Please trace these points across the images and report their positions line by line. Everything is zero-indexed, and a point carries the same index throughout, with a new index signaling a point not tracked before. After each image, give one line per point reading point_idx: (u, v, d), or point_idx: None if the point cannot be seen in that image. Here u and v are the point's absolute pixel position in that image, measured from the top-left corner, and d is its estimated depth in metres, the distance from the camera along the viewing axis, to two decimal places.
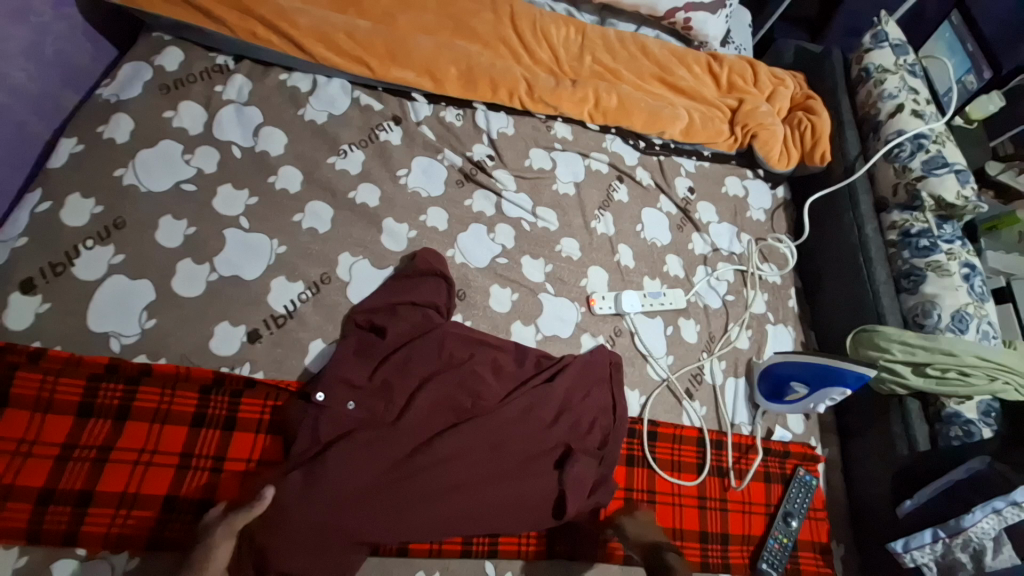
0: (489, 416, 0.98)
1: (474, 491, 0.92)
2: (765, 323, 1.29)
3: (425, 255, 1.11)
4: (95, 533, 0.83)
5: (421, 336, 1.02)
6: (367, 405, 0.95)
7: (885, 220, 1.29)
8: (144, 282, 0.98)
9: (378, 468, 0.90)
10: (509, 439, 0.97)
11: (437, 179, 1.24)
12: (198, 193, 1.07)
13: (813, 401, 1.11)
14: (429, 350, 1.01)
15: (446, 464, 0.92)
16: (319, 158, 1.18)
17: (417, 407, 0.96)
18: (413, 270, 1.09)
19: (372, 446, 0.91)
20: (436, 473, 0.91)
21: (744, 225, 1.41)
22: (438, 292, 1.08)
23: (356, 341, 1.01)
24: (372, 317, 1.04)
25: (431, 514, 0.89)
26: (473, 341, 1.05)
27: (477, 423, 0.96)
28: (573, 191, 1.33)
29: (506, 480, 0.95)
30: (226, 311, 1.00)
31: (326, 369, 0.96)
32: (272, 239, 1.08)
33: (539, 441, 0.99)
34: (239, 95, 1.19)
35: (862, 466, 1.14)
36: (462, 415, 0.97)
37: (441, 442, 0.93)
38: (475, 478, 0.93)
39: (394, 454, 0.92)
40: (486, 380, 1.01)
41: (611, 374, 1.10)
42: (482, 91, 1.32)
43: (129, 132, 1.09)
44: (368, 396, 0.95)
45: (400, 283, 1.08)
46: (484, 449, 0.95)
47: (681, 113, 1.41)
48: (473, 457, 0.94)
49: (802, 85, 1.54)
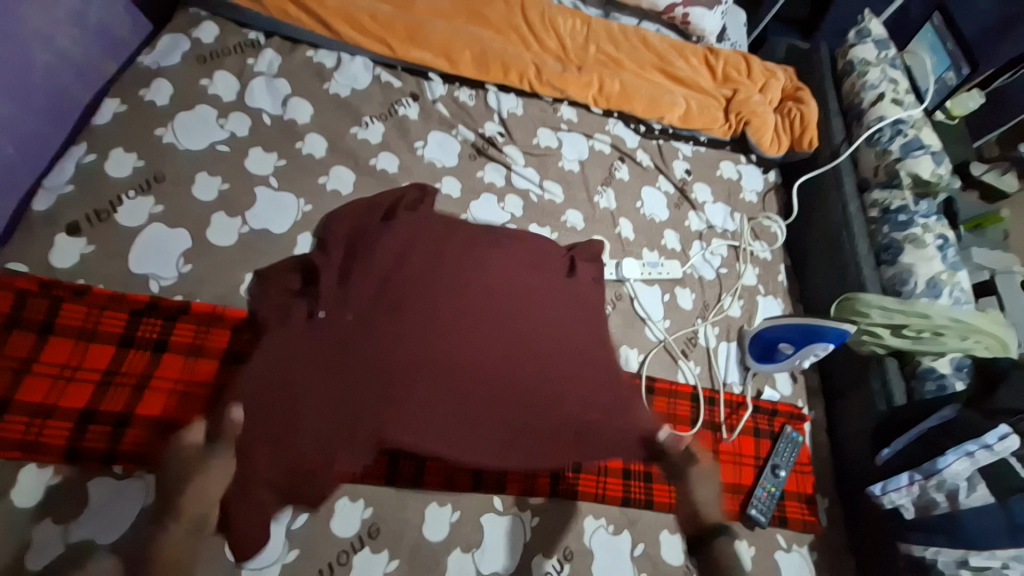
0: (490, 285, 1.04)
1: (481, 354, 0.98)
2: (756, 294, 1.38)
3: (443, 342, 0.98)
4: (130, 452, 0.89)
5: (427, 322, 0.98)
6: (361, 293, 1.00)
7: (866, 198, 1.39)
8: (180, 231, 1.05)
9: (386, 361, 0.94)
10: (510, 348, 1.00)
11: (451, 152, 1.33)
12: (231, 153, 1.15)
13: (797, 356, 1.20)
14: (448, 243, 1.07)
15: (449, 359, 0.96)
16: (342, 129, 1.26)
17: (414, 291, 1.00)
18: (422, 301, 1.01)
19: (361, 337, 0.95)
20: (444, 374, 0.95)
21: (738, 205, 1.51)
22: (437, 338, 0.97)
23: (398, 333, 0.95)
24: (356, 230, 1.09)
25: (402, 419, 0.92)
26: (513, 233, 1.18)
27: (477, 316, 1.00)
28: (577, 169, 1.42)
29: (511, 403, 0.97)
30: (256, 262, 1.07)
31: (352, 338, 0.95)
32: (299, 198, 1.15)
33: (539, 341, 1.03)
34: (269, 68, 1.28)
35: (848, 421, 1.22)
36: (442, 286, 1.01)
37: (444, 322, 0.98)
38: (478, 401, 0.96)
39: (399, 354, 0.95)
40: (497, 271, 1.07)
41: (567, 270, 1.18)
42: (494, 72, 1.41)
43: (169, 96, 1.18)
44: (366, 285, 1.00)
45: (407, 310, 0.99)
46: (485, 360, 0.98)
47: (679, 100, 1.51)
48: (468, 362, 0.97)
49: (792, 78, 1.64)
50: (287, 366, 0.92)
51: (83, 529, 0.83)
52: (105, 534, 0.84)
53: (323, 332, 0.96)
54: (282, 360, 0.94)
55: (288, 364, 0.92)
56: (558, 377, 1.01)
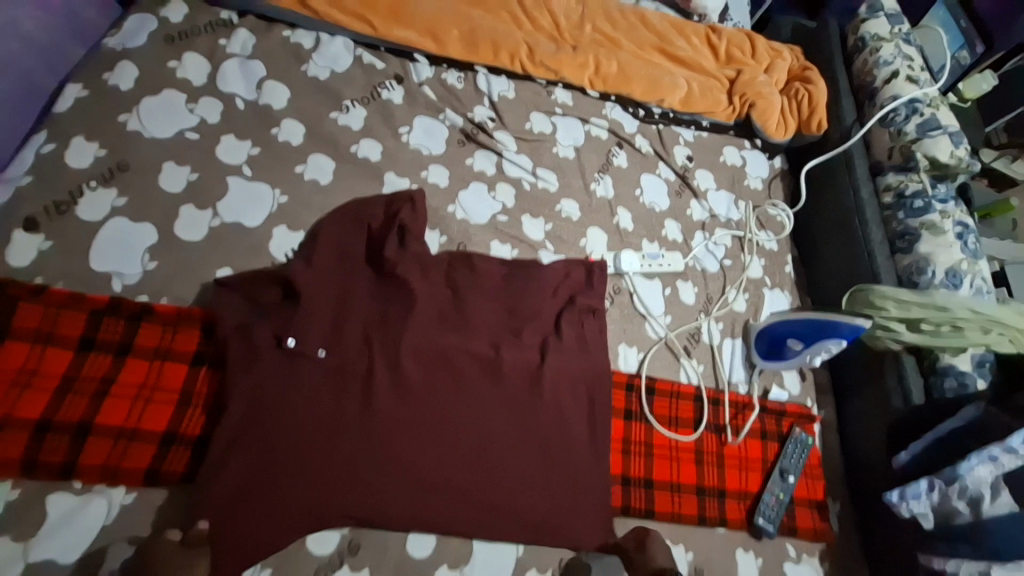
0: (479, 331, 1.05)
1: (464, 393, 0.98)
2: (762, 287, 1.31)
3: (427, 372, 0.98)
4: (92, 466, 0.82)
5: (411, 360, 0.98)
6: (355, 352, 0.96)
7: (879, 182, 1.31)
8: (146, 225, 0.97)
9: (387, 428, 0.92)
10: (508, 404, 1.00)
11: (438, 138, 1.25)
12: (201, 141, 1.06)
13: (808, 353, 1.14)
14: (436, 282, 1.06)
15: (451, 422, 0.95)
16: (322, 113, 1.18)
17: (409, 353, 0.98)
18: (409, 332, 0.99)
19: (358, 403, 0.92)
20: (446, 436, 0.94)
21: (742, 193, 1.43)
22: (421, 375, 0.97)
23: (387, 371, 0.96)
24: (341, 266, 1.01)
25: (388, 462, 0.90)
26: (512, 267, 1.12)
27: (473, 375, 1.00)
28: (573, 155, 1.34)
29: (505, 462, 0.95)
30: (228, 258, 0.99)
31: (334, 377, 0.93)
32: (274, 188, 1.07)
33: (529, 393, 1.02)
34: (243, 49, 1.19)
35: (858, 419, 1.16)
36: (429, 321, 1.02)
37: (442, 383, 0.98)
38: (479, 462, 0.94)
39: (392, 418, 0.93)
40: (490, 324, 1.06)
41: (560, 276, 1.14)
42: (483, 53, 1.33)
43: (134, 80, 1.09)
44: (358, 343, 0.96)
45: (388, 341, 0.98)
46: (484, 418, 0.97)
47: (680, 82, 1.44)
48: (468, 419, 0.96)
49: (799, 58, 1.56)
50: (271, 407, 0.88)
51: (40, 549, 0.77)
52: (67, 553, 0.77)
53: (309, 388, 0.91)
54: (272, 427, 0.87)
55: (271, 405, 0.88)
56: (549, 407, 1.01)
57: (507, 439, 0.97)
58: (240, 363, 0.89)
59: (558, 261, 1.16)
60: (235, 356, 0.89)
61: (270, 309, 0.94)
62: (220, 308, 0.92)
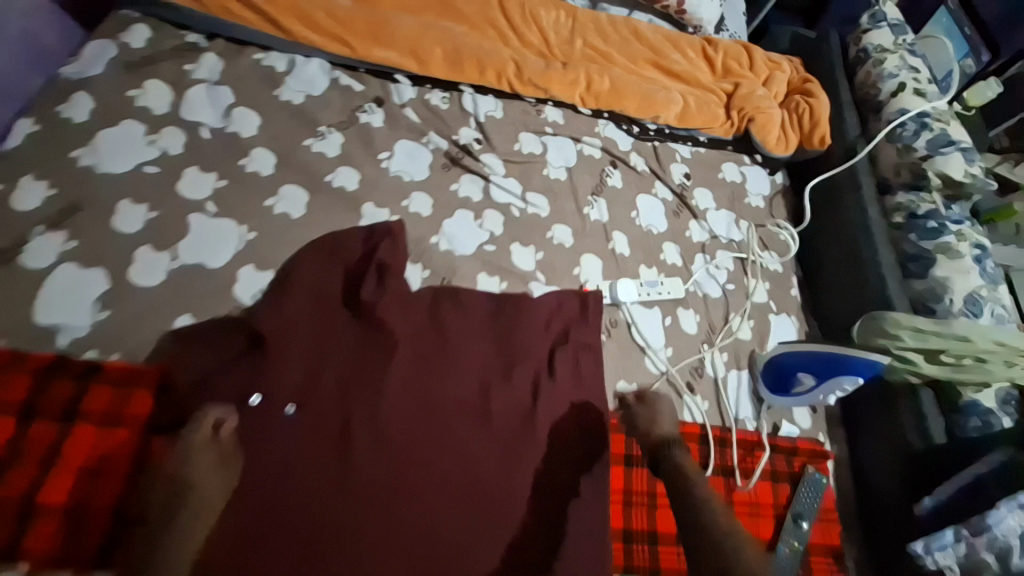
0: (464, 370, 0.97)
1: (449, 439, 0.91)
2: (767, 312, 1.24)
3: (408, 418, 0.90)
4: (35, 550, 0.73)
5: (391, 405, 0.90)
6: (331, 405, 0.88)
7: (889, 202, 1.24)
8: (98, 271, 0.91)
9: (368, 491, 0.83)
10: (502, 454, 0.92)
11: (421, 163, 1.17)
12: (162, 175, 1.00)
13: (822, 392, 1.08)
14: (417, 319, 0.99)
15: (440, 480, 0.87)
16: (295, 141, 1.11)
17: (391, 404, 0.90)
18: (388, 375, 0.91)
19: (336, 465, 0.84)
20: (435, 495, 0.86)
21: (742, 212, 1.36)
22: (401, 423, 0.89)
23: (364, 420, 0.88)
24: (315, 310, 0.94)
25: (369, 522, 0.82)
26: (495, 302, 1.05)
27: (463, 425, 0.92)
28: (564, 176, 1.27)
29: (498, 515, 0.88)
30: (188, 303, 0.93)
31: (307, 431, 0.85)
32: (241, 225, 1.01)
33: (520, 437, 0.94)
34: (211, 75, 1.12)
35: (870, 455, 1.08)
36: (409, 360, 0.94)
37: (428, 436, 0.90)
38: (470, 514, 0.87)
39: (372, 472, 0.85)
40: (479, 365, 0.98)
41: (553, 309, 1.07)
42: (469, 72, 1.26)
43: (90, 112, 1.02)
44: (335, 396, 0.89)
45: (365, 386, 0.90)
46: (476, 472, 0.89)
47: (676, 97, 1.37)
48: (458, 473, 0.88)
49: (799, 69, 1.50)
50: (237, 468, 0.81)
51: None
52: None
53: (280, 445, 0.83)
54: (238, 496, 0.79)
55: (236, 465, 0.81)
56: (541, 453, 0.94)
57: (498, 487, 0.89)
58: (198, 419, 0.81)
59: (550, 293, 1.09)
60: (198, 415, 0.82)
61: (235, 358, 0.88)
62: (173, 362, 0.86)
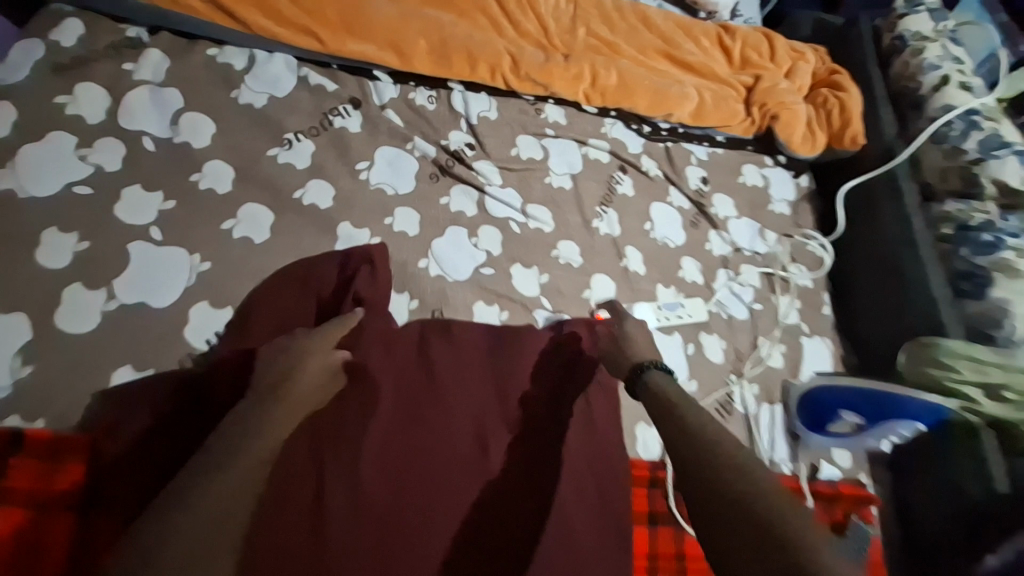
0: (456, 416, 0.83)
1: (440, 501, 0.77)
2: (799, 335, 1.11)
3: (393, 479, 0.77)
4: None
5: (372, 463, 0.76)
6: (303, 470, 0.74)
7: (935, 210, 1.11)
8: (19, 317, 0.76)
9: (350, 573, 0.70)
10: (504, 518, 0.79)
11: (406, 174, 1.02)
12: (96, 197, 0.85)
13: (874, 437, 0.98)
14: (401, 358, 0.85)
15: (427, 552, 0.74)
16: (257, 151, 0.95)
17: (372, 461, 0.77)
18: (368, 428, 0.78)
19: (311, 544, 0.70)
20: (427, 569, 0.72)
21: (766, 221, 1.22)
22: (385, 484, 0.76)
23: (342, 485, 0.74)
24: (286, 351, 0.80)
25: None
26: (496, 334, 0.92)
27: (457, 482, 0.79)
28: (569, 184, 1.12)
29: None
30: (131, 351, 0.79)
31: (272, 501, 0.71)
32: (193, 253, 0.86)
33: (523, 492, 0.82)
34: (156, 75, 0.96)
35: (919, 499, 0.98)
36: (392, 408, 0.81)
37: (415, 499, 0.76)
38: None
39: (353, 548, 0.71)
40: (476, 410, 0.85)
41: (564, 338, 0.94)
42: (458, 67, 1.10)
43: (9, 123, 0.86)
44: (305, 453, 0.74)
45: (340, 443, 0.76)
46: (471, 542, 0.76)
47: (690, 92, 1.22)
48: (453, 541, 0.76)
49: (824, 60, 1.36)
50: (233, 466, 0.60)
51: None
52: None
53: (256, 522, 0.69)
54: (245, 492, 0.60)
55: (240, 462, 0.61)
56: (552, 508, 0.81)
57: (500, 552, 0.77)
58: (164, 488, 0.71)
59: (557, 324, 0.96)
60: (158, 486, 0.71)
61: (181, 415, 0.76)
62: (126, 420, 0.75)
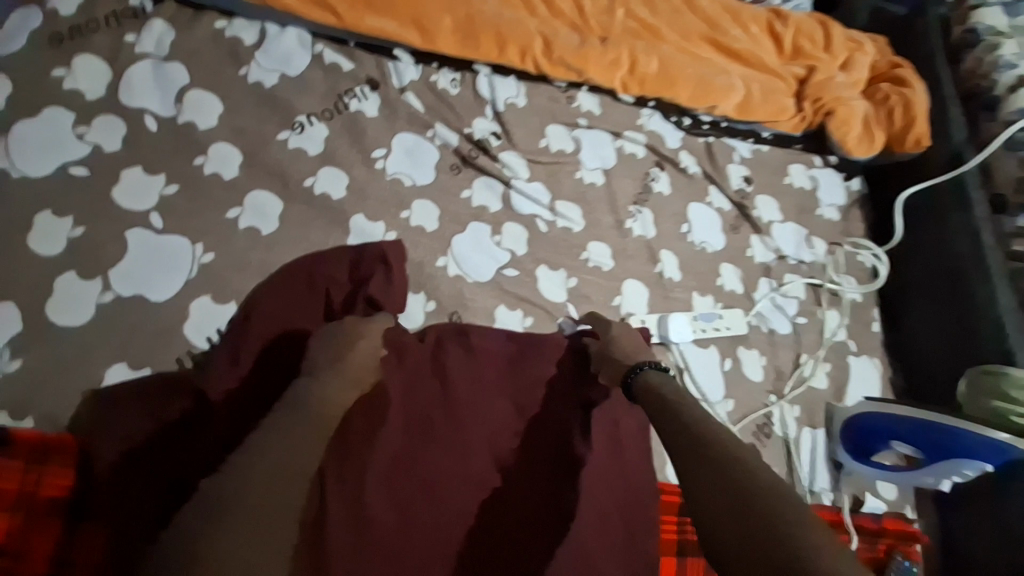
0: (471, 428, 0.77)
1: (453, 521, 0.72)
2: (845, 353, 1.02)
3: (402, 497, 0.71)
4: None
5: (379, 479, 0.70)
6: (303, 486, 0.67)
7: (1006, 225, 1.02)
8: (7, 307, 0.71)
9: None
10: (528, 552, 0.72)
11: (426, 163, 0.94)
12: (93, 180, 0.78)
13: (932, 475, 0.90)
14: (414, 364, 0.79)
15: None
16: (266, 134, 0.88)
17: (383, 480, 0.71)
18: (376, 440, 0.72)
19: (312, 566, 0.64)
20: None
21: (813, 227, 1.12)
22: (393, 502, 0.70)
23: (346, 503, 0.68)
24: (296, 362, 0.75)
25: None
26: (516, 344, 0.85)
27: (472, 505, 0.73)
28: (601, 180, 1.03)
29: None
30: (125, 348, 0.73)
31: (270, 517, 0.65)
32: (194, 244, 0.79)
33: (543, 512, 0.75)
34: (159, 48, 0.89)
35: (970, 538, 0.92)
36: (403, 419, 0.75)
37: (430, 525, 0.70)
38: None
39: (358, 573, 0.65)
40: (496, 428, 0.79)
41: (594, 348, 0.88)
42: (485, 48, 1.01)
43: (3, 97, 0.79)
44: None
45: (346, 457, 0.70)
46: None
47: (736, 83, 1.11)
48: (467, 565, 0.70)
49: (885, 52, 1.23)
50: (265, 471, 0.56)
51: None
52: None
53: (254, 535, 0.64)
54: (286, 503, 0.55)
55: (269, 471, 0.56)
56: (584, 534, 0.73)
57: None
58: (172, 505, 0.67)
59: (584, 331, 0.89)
60: (154, 495, 0.67)
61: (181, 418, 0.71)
62: (123, 421, 0.69)
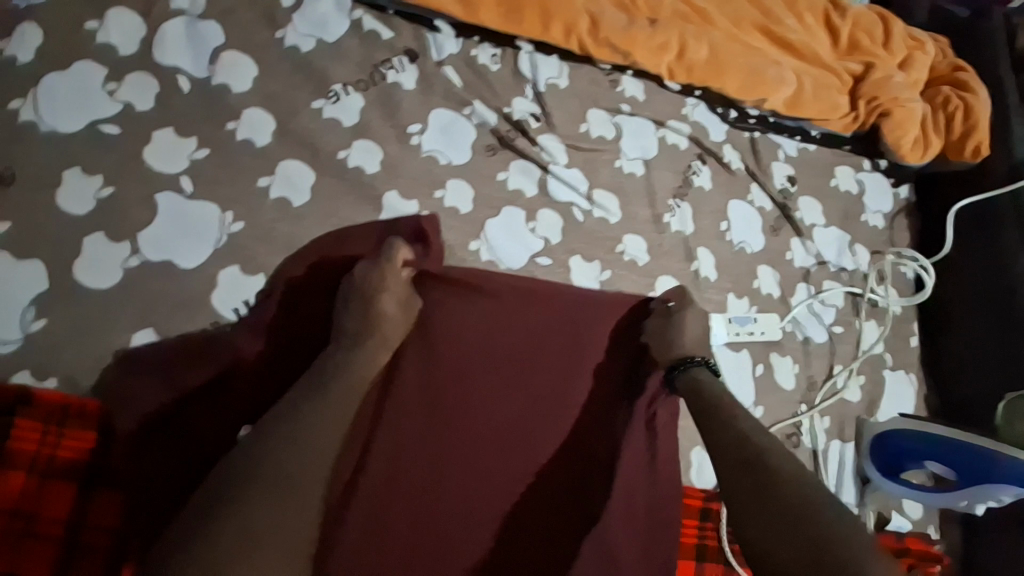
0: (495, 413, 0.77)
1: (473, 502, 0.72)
2: (880, 366, 1.00)
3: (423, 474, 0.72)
4: None
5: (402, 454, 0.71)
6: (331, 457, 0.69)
7: None
8: (34, 265, 0.69)
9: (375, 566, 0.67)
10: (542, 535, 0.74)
11: (462, 142, 0.91)
12: (123, 139, 0.76)
13: (965, 499, 0.87)
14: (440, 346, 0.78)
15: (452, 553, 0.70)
16: (300, 102, 0.85)
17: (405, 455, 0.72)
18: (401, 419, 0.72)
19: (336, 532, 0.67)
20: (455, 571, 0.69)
21: (856, 233, 1.08)
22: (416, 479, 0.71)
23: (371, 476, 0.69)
24: (324, 337, 0.75)
25: None
26: (545, 331, 0.82)
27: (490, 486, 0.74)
28: (641, 171, 0.99)
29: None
30: (150, 314, 0.71)
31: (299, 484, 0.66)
32: (224, 211, 0.77)
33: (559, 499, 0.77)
34: (194, 4, 0.85)
35: (991, 561, 0.92)
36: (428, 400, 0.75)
37: (450, 512, 0.71)
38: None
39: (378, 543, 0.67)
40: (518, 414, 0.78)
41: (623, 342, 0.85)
42: (529, 23, 0.95)
43: (34, 46, 0.76)
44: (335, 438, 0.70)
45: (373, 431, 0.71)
46: (508, 561, 0.72)
47: (789, 77, 1.06)
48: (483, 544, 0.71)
49: (945, 52, 1.17)
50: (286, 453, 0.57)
51: None
52: None
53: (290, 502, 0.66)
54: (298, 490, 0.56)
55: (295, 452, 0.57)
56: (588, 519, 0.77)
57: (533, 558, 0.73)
58: (195, 472, 0.67)
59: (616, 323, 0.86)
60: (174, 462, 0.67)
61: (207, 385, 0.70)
62: (145, 387, 0.69)
